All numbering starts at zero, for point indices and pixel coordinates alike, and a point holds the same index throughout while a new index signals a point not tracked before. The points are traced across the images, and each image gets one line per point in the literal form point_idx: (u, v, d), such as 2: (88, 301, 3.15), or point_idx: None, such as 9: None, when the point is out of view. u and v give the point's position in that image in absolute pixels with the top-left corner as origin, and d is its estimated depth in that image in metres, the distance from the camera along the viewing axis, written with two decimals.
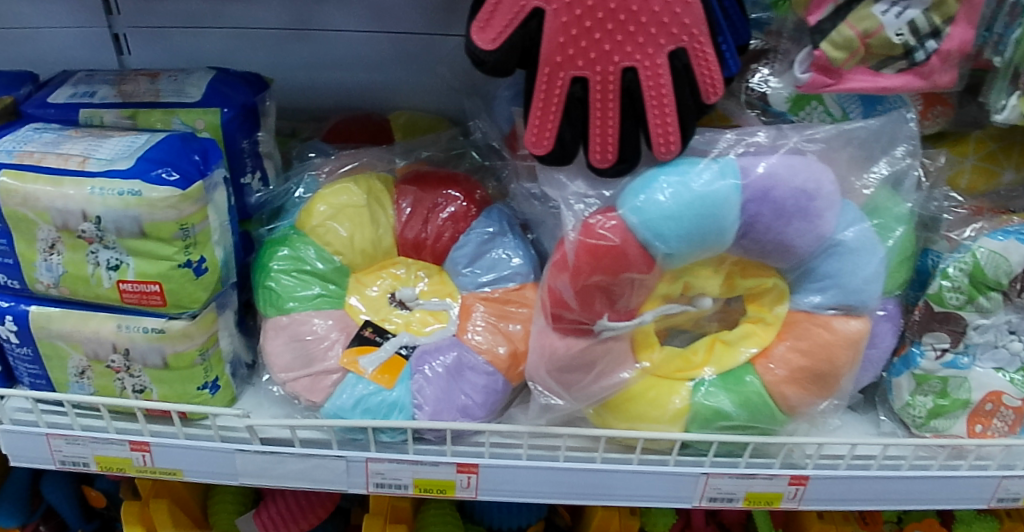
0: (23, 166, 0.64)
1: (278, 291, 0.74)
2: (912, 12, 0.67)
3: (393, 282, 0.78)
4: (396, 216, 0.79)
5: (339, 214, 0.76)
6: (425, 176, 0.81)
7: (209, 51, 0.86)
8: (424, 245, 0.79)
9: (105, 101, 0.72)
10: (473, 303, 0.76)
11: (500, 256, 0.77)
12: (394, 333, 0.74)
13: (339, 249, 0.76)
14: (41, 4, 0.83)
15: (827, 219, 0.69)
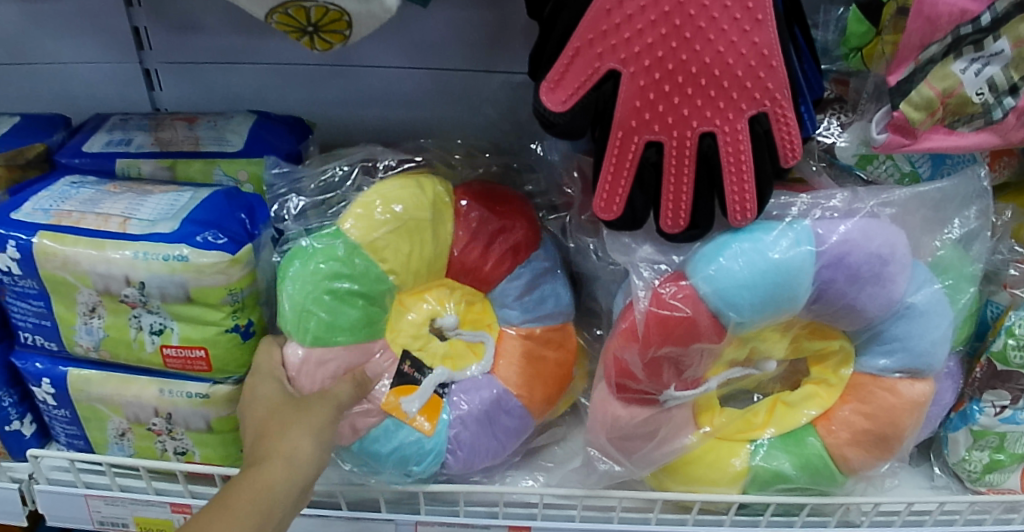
0: (62, 228, 0.59)
1: (323, 318, 0.61)
2: (992, 69, 0.64)
3: (433, 309, 0.68)
4: (460, 227, 0.68)
5: (401, 229, 0.63)
6: (492, 189, 0.71)
7: (244, 88, 0.81)
8: (479, 270, 0.68)
9: (142, 150, 0.68)
10: (512, 335, 0.70)
11: (552, 290, 0.71)
12: (431, 368, 0.68)
13: (396, 268, 0.64)
14: (70, 38, 0.79)
15: (899, 283, 0.66)
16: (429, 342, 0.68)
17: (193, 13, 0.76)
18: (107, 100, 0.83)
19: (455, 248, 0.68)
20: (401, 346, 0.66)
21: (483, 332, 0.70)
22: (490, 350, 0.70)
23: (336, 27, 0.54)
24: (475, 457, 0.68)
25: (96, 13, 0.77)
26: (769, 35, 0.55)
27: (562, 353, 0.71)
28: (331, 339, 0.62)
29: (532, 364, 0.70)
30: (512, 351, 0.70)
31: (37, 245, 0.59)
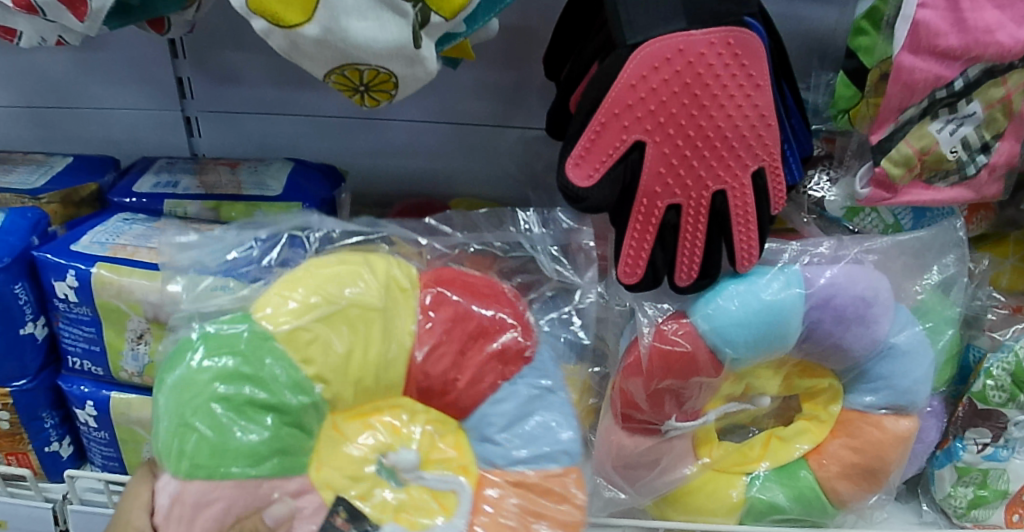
0: (117, 259, 0.66)
1: (209, 434, 0.54)
2: (965, 130, 0.72)
3: (383, 441, 0.60)
4: (419, 330, 0.61)
5: (330, 321, 0.58)
6: (468, 281, 0.66)
7: (278, 136, 0.88)
8: (450, 384, 0.61)
9: (188, 192, 0.74)
10: (490, 481, 0.62)
11: (544, 425, 0.63)
12: (375, 523, 0.58)
13: (326, 374, 0.57)
14: (119, 87, 0.86)
15: (883, 324, 0.71)
16: (380, 487, 0.60)
17: (236, 68, 0.83)
18: (148, 146, 0.89)
19: (417, 351, 0.61)
20: (340, 489, 0.58)
21: (459, 476, 0.61)
22: (463, 504, 0.60)
23: (384, 87, 0.59)
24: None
25: (146, 66, 0.84)
26: (768, 97, 0.61)
27: (556, 516, 0.61)
28: (220, 461, 0.54)
29: (524, 528, 0.60)
30: (494, 510, 0.60)
31: (95, 274, 0.65)
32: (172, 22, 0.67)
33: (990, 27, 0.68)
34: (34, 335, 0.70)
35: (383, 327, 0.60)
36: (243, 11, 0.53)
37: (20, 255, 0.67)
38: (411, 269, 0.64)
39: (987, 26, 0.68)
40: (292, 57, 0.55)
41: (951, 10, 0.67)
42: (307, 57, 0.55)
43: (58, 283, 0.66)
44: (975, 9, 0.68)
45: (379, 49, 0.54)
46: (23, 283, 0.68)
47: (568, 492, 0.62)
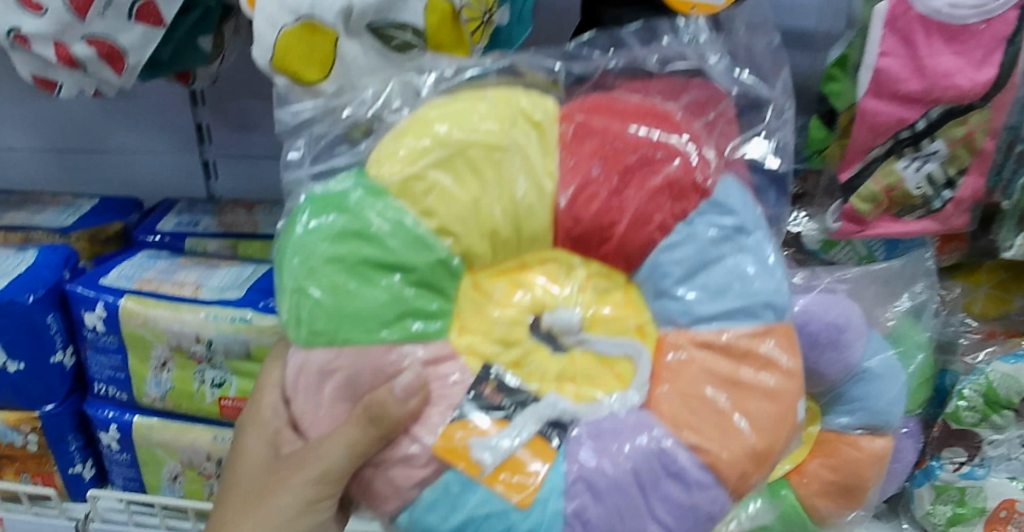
0: (143, 292, 0.71)
1: (329, 302, 0.53)
2: (930, 167, 0.77)
3: (541, 295, 0.57)
4: (561, 167, 0.56)
5: (454, 156, 0.54)
6: (615, 105, 0.59)
7: None
8: (607, 229, 0.56)
9: (207, 231, 0.79)
10: (677, 346, 0.55)
11: (735, 266, 0.55)
12: (537, 397, 0.54)
13: (450, 226, 0.54)
14: (140, 133, 0.92)
15: (856, 350, 0.77)
16: (536, 353, 0.56)
17: (254, 114, 0.88)
18: (168, 187, 0.95)
19: (559, 197, 0.56)
20: (487, 357, 0.55)
21: (632, 339, 0.57)
22: (642, 372, 0.55)
23: None
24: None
25: (166, 113, 0.90)
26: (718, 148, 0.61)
27: (757, 384, 0.54)
28: (340, 327, 0.53)
29: (703, 401, 0.54)
30: (683, 378, 0.54)
31: (123, 306, 0.70)
32: (197, 75, 0.75)
33: (948, 72, 0.73)
34: (62, 363, 0.76)
35: (512, 166, 0.55)
36: (267, 69, 0.61)
37: (53, 288, 0.73)
38: (548, 103, 0.59)
39: (946, 70, 0.73)
40: (311, 110, 0.63)
41: (909, 57, 0.74)
42: (323, 109, 0.63)
43: (87, 314, 0.72)
44: (932, 56, 0.73)
45: None
46: (54, 313, 0.73)
47: (768, 355, 0.55)
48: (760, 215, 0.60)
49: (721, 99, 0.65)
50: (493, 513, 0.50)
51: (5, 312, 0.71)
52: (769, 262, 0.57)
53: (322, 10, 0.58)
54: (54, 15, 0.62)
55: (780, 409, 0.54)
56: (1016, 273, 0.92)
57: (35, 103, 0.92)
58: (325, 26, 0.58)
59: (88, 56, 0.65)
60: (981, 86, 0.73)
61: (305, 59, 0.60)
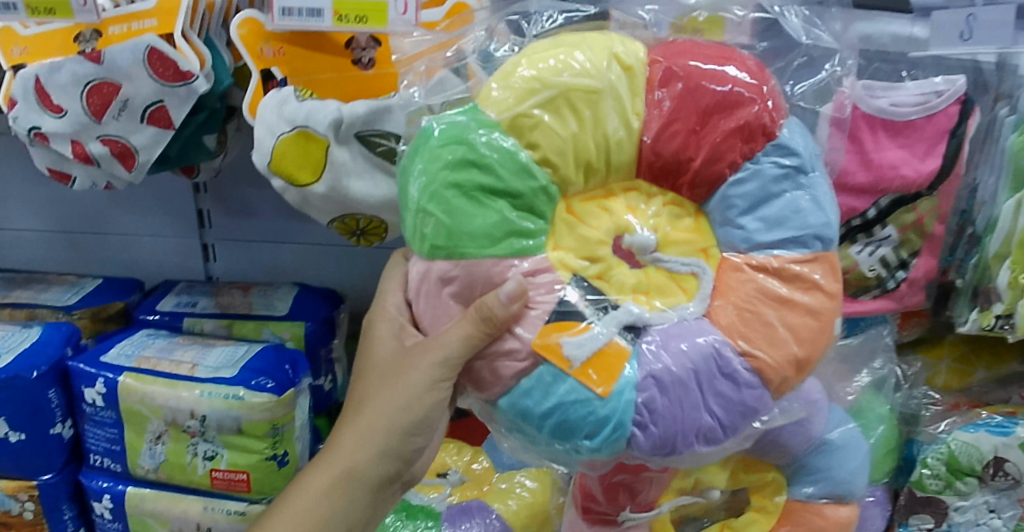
0: (142, 370, 0.76)
1: (449, 221, 0.52)
2: (883, 250, 0.83)
3: (621, 220, 0.55)
4: (647, 107, 0.55)
5: (556, 101, 0.53)
6: (698, 48, 0.57)
7: (284, 262, 0.97)
8: (684, 164, 0.55)
9: (206, 311, 0.85)
10: (738, 269, 0.55)
11: (798, 201, 0.55)
12: (619, 305, 0.54)
13: (552, 157, 0.53)
14: (141, 216, 0.98)
15: (817, 423, 0.80)
16: (617, 268, 0.55)
17: (250, 201, 0.94)
18: (165, 266, 1.01)
19: (645, 134, 0.55)
20: (577, 271, 0.54)
21: (701, 260, 0.56)
22: (705, 287, 0.55)
23: (377, 231, 0.74)
24: (672, 440, 0.52)
25: (168, 199, 0.96)
26: None
27: (806, 308, 0.55)
28: (457, 243, 0.52)
29: (763, 317, 0.54)
30: (741, 296, 0.54)
31: (122, 382, 0.75)
32: (200, 167, 0.81)
33: (895, 164, 0.80)
34: (61, 434, 0.79)
35: (607, 107, 0.54)
36: (265, 171, 0.69)
37: (55, 364, 0.77)
38: (637, 46, 0.56)
39: (892, 163, 0.80)
40: (303, 207, 0.71)
41: (858, 152, 0.80)
42: (314, 207, 0.71)
43: (87, 389, 0.76)
44: (878, 150, 0.80)
45: (372, 201, 0.70)
46: (55, 388, 0.77)
47: (814, 279, 0.55)
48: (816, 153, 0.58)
49: (794, 48, 0.68)
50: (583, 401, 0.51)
51: (7, 388, 0.75)
52: (826, 196, 0.57)
53: (315, 122, 0.67)
54: (72, 117, 0.70)
55: (823, 324, 0.55)
56: (974, 347, 0.98)
57: (47, 189, 0.98)
58: (318, 135, 0.67)
59: (101, 153, 0.72)
60: (927, 175, 0.80)
61: (299, 163, 0.68)
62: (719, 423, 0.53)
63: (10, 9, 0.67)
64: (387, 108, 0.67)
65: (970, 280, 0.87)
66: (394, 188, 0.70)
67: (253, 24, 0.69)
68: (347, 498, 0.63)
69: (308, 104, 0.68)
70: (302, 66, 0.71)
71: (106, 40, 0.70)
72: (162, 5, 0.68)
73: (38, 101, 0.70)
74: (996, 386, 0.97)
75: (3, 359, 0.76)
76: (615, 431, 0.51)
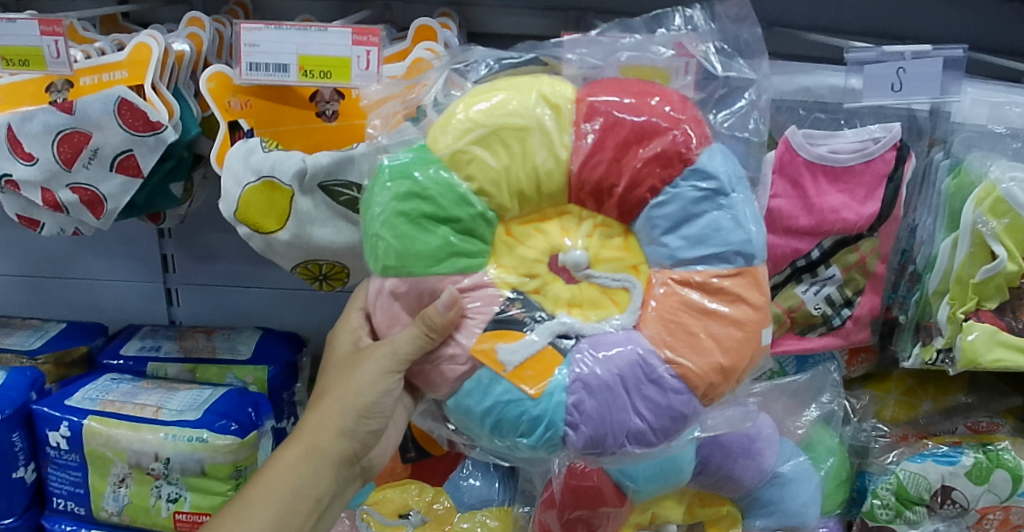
0: (106, 412, 0.77)
1: (395, 246, 0.56)
2: (828, 289, 0.87)
3: (555, 241, 0.59)
4: (575, 140, 0.58)
5: (490, 137, 0.57)
6: (624, 84, 0.60)
7: (248, 306, 0.99)
8: (608, 190, 0.58)
9: (170, 354, 0.86)
10: (663, 284, 0.58)
11: (718, 223, 0.57)
12: (553, 316, 0.59)
13: (487, 187, 0.57)
14: (107, 260, 0.99)
15: (767, 456, 0.84)
16: (553, 282, 0.60)
17: (214, 247, 0.96)
18: (131, 310, 1.02)
19: (572, 164, 0.58)
20: (516, 286, 0.59)
21: (631, 276, 0.59)
22: (636, 300, 0.59)
23: (339, 274, 0.76)
24: (602, 437, 0.56)
25: (133, 243, 0.98)
26: None
27: (729, 319, 0.57)
28: (404, 265, 0.56)
29: (686, 327, 0.57)
30: (664, 308, 0.58)
31: (86, 426, 0.76)
32: (167, 213, 0.83)
33: (836, 208, 0.84)
34: (23, 478, 0.79)
35: (535, 142, 0.57)
36: (230, 219, 0.71)
37: (19, 408, 0.77)
38: (566, 88, 0.60)
39: (833, 207, 0.84)
40: (267, 253, 0.73)
41: (800, 197, 0.84)
42: (278, 254, 0.73)
43: (51, 433, 0.77)
44: (820, 195, 0.84)
45: (335, 248, 0.72)
46: (19, 432, 0.78)
47: (738, 292, 0.57)
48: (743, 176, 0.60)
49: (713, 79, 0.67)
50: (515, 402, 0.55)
51: None
52: (751, 215, 0.59)
53: (281, 172, 0.69)
54: (43, 165, 0.71)
55: (747, 335, 0.57)
56: (920, 380, 1.03)
57: (11, 234, 0.99)
58: (283, 185, 0.69)
59: (71, 201, 0.72)
60: (867, 218, 0.84)
61: (264, 210, 0.70)
62: (646, 423, 0.56)
63: None
64: (350, 159, 0.69)
65: (912, 317, 0.92)
66: (356, 235, 0.72)
67: (222, 79, 0.72)
68: (307, 474, 0.61)
69: (274, 156, 0.70)
70: (268, 118, 0.74)
71: (78, 91, 0.71)
72: (133, 59, 0.70)
73: (9, 148, 0.71)
74: (942, 418, 1.02)
75: None
76: (547, 430, 0.56)
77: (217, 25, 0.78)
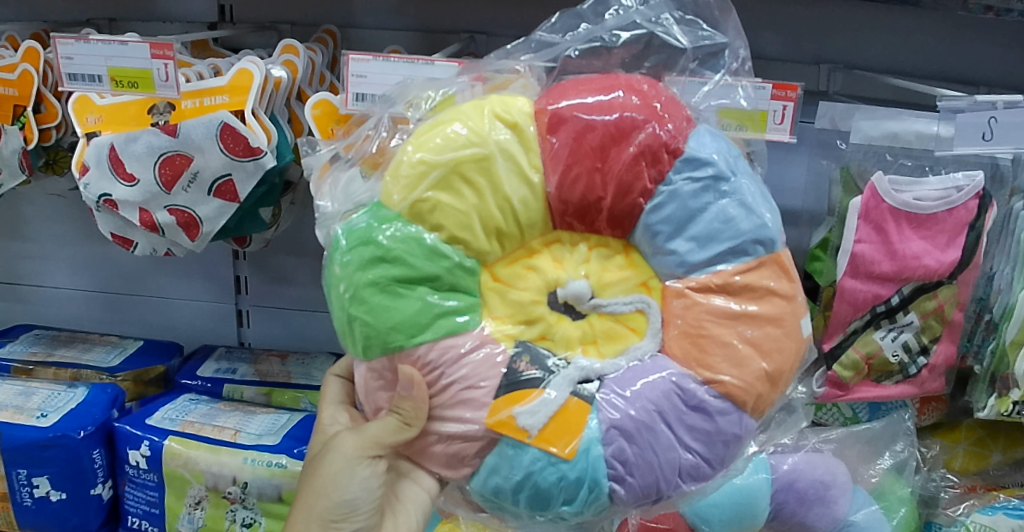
0: (186, 434, 0.79)
1: (379, 322, 0.54)
2: (905, 335, 0.85)
3: (549, 276, 0.58)
4: (545, 159, 0.57)
5: (441, 178, 0.55)
6: (574, 88, 0.59)
7: (321, 331, 1.03)
8: (595, 205, 0.56)
9: (244, 377, 0.91)
10: (682, 293, 0.56)
11: (719, 211, 0.56)
12: (569, 358, 0.57)
13: (458, 233, 0.55)
14: (183, 281, 1.04)
15: (841, 504, 0.82)
16: (558, 323, 0.58)
17: (290, 271, 1.00)
18: (202, 329, 1.07)
19: (548, 186, 0.56)
20: (520, 336, 0.57)
21: (641, 295, 0.58)
22: (654, 320, 0.57)
23: None
24: (652, 484, 0.54)
25: (212, 267, 1.03)
26: None
27: (718, 314, 0.55)
28: (388, 338, 0.54)
29: (704, 332, 0.55)
30: (689, 319, 0.56)
31: (167, 446, 0.78)
32: (252, 237, 0.86)
33: (918, 254, 0.82)
34: (101, 495, 0.82)
35: (501, 170, 0.55)
36: None
37: (102, 425, 0.80)
38: (518, 102, 0.58)
39: (914, 253, 0.82)
40: None
41: (883, 243, 0.82)
42: None
43: (132, 451, 0.79)
44: (903, 241, 0.82)
45: None
46: (100, 449, 0.80)
47: (766, 285, 0.56)
48: (737, 155, 0.59)
49: (680, 54, 0.67)
50: (498, 455, 0.54)
51: (57, 447, 0.78)
52: (757, 198, 0.57)
53: None
54: (143, 186, 0.73)
55: (785, 331, 0.56)
56: (990, 431, 0.98)
57: (96, 251, 1.05)
58: None
59: (167, 222, 0.74)
60: (948, 265, 0.82)
61: None
62: (678, 460, 0.54)
63: (95, 80, 0.72)
64: None
65: (988, 366, 0.86)
66: None
67: (327, 106, 0.73)
68: (346, 467, 0.61)
69: None
70: None
71: (178, 113, 0.73)
72: (234, 84, 0.71)
73: (109, 168, 0.73)
74: (1012, 470, 0.98)
75: (51, 418, 0.79)
76: (590, 493, 0.54)
77: (310, 53, 0.80)
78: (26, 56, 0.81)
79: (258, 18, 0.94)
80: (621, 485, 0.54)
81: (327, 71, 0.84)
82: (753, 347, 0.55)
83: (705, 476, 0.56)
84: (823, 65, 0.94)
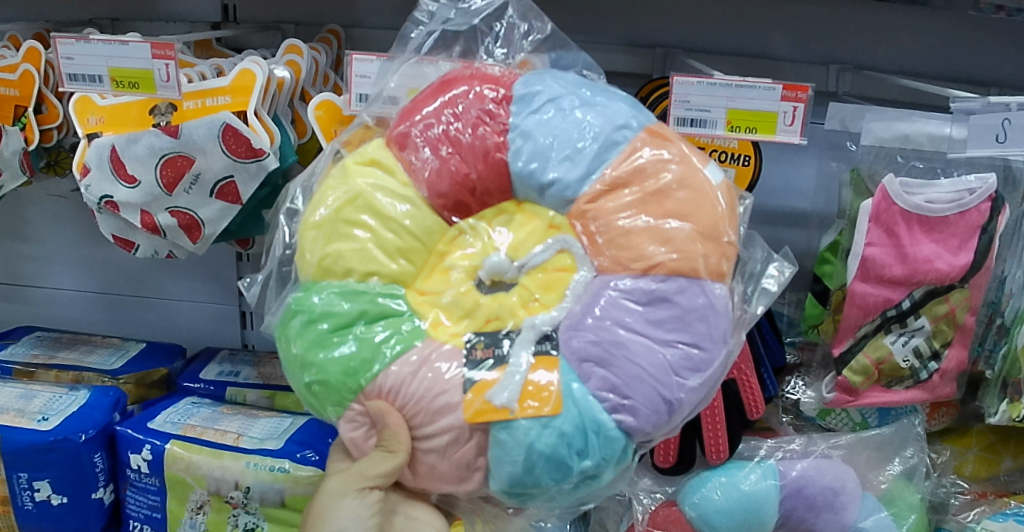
0: (188, 438, 0.78)
1: (328, 384, 0.55)
2: (916, 340, 0.83)
3: (465, 265, 0.57)
4: (409, 172, 0.58)
5: (327, 232, 0.58)
6: (415, 101, 0.62)
7: None
8: (466, 183, 0.57)
9: (247, 380, 0.90)
10: (584, 213, 0.55)
11: (568, 129, 0.56)
12: (517, 329, 0.55)
13: (366, 267, 0.56)
14: (186, 282, 1.03)
15: (851, 510, 0.81)
16: (496, 303, 0.56)
17: None
18: (206, 331, 1.06)
19: (421, 191, 0.58)
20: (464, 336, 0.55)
21: (554, 237, 0.56)
22: (578, 252, 0.56)
23: None
24: (654, 396, 0.52)
25: (214, 268, 1.02)
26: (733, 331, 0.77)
27: (621, 206, 0.54)
28: (342, 390, 0.55)
29: (621, 241, 0.54)
30: (602, 228, 0.55)
31: (168, 450, 0.77)
32: (255, 239, 0.86)
33: (929, 258, 0.80)
34: (102, 499, 0.81)
35: (377, 195, 0.57)
36: None
37: (103, 428, 0.80)
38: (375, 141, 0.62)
39: (926, 256, 0.80)
40: None
41: (894, 246, 0.81)
42: None
43: (133, 455, 0.79)
44: (914, 245, 0.80)
45: None
46: (101, 452, 0.80)
47: (650, 155, 0.56)
48: (572, 84, 0.60)
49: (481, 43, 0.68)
50: (496, 446, 0.52)
51: (57, 450, 0.77)
52: (596, 107, 0.58)
53: None
54: (144, 188, 0.72)
55: (693, 188, 0.55)
56: (1002, 436, 0.97)
57: (98, 252, 1.05)
58: None
59: (169, 224, 0.73)
60: (959, 268, 0.81)
61: None
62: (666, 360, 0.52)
63: (97, 80, 0.72)
64: None
65: (1000, 371, 0.85)
66: None
67: (330, 107, 0.72)
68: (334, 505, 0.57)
69: None
70: None
71: (180, 114, 0.72)
72: (236, 84, 0.71)
73: (111, 170, 0.72)
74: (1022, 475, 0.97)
75: (51, 422, 0.79)
76: (598, 433, 0.52)
77: (313, 53, 0.79)
78: (28, 55, 0.80)
79: (261, 18, 0.93)
80: (626, 413, 0.52)
81: (330, 71, 0.83)
82: (669, 218, 0.54)
83: (708, 363, 0.54)
84: (832, 65, 0.93)
